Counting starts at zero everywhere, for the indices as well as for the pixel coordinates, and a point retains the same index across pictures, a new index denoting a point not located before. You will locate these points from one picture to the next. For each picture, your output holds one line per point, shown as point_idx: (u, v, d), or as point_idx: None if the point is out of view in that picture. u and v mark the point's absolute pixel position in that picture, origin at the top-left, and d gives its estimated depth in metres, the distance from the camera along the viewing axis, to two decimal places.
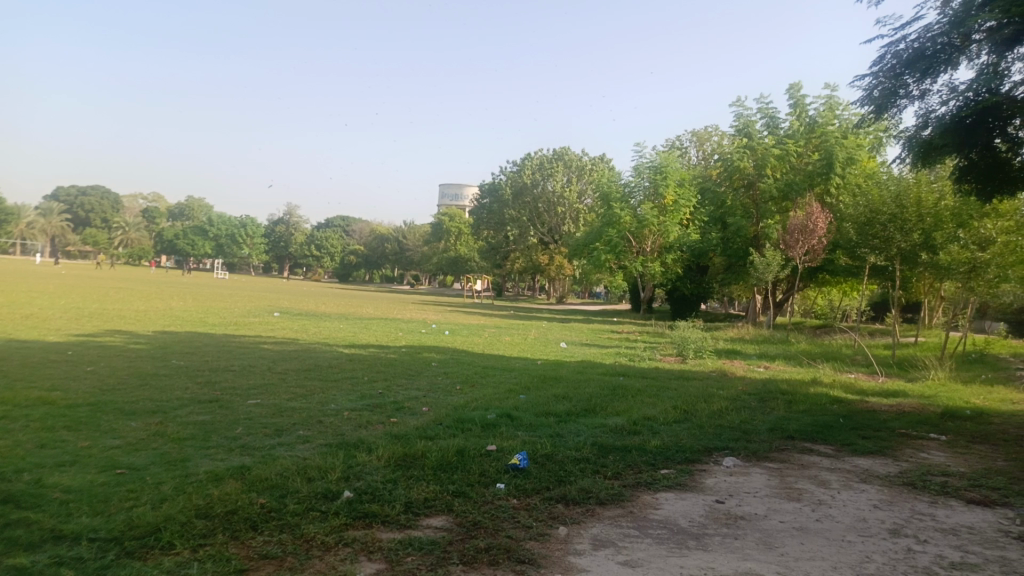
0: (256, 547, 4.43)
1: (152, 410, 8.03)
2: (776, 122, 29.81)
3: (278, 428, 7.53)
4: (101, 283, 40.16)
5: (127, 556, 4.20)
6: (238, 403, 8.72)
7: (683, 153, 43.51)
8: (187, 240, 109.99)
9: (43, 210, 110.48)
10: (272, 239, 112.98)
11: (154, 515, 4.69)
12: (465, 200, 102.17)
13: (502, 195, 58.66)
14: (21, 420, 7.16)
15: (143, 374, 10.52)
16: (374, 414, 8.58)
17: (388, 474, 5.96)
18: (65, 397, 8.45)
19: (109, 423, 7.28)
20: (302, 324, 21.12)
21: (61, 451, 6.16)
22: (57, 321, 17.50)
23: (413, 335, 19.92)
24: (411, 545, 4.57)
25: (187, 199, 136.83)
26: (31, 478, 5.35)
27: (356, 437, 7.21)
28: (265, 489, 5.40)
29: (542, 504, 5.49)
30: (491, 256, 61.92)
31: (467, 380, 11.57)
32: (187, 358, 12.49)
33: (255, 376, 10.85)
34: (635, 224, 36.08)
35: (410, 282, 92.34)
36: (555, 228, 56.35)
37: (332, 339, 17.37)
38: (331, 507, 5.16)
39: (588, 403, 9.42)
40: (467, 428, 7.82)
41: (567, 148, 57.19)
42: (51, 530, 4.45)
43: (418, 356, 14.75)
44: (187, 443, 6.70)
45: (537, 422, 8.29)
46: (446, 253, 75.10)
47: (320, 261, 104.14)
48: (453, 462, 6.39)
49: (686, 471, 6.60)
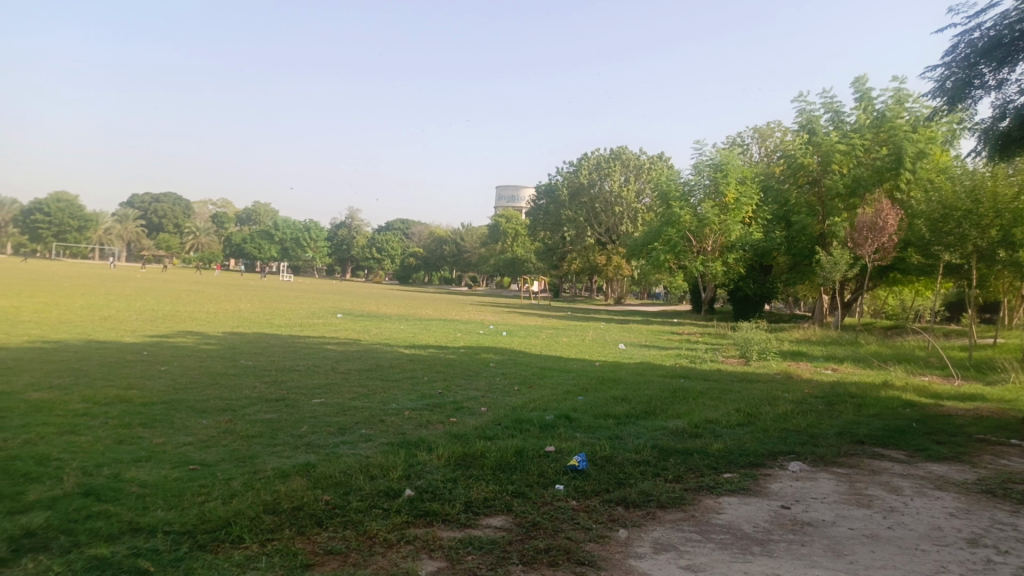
0: (322, 543, 4.54)
1: (222, 408, 8.32)
2: (841, 116, 29.04)
3: (341, 426, 7.70)
4: (173, 286, 41.90)
5: (199, 549, 4.36)
6: (303, 403, 8.95)
7: (744, 150, 42.59)
8: (254, 244, 113.68)
9: (120, 217, 116.01)
10: (334, 242, 115.73)
11: (225, 510, 4.85)
12: (521, 201, 102.34)
13: (558, 196, 58.59)
14: (101, 417, 7.51)
15: (213, 373, 10.90)
16: (433, 413, 8.68)
17: (448, 473, 6.02)
18: (141, 395, 8.83)
19: (182, 421, 7.57)
20: (363, 326, 21.50)
21: (137, 447, 6.42)
22: (133, 322, 18.29)
23: (471, 336, 20.04)
24: (471, 544, 4.61)
25: (254, 203, 141.46)
26: (110, 473, 5.61)
27: (417, 437, 7.31)
28: (330, 486, 5.53)
29: (601, 506, 5.46)
30: (548, 257, 61.74)
31: (525, 381, 11.60)
32: (254, 358, 12.89)
33: (319, 376, 11.11)
34: (695, 223, 35.55)
35: (469, 284, 93.29)
36: (613, 229, 55.90)
37: (392, 340, 17.65)
38: (393, 505, 5.24)
39: (647, 406, 9.31)
40: (525, 429, 7.84)
41: (624, 147, 56.67)
42: (129, 522, 4.65)
43: (477, 357, 14.82)
44: (255, 440, 6.91)
45: (596, 424, 8.25)
46: (503, 254, 75.36)
47: (381, 263, 106.08)
48: (512, 462, 6.41)
49: (750, 475, 6.46)
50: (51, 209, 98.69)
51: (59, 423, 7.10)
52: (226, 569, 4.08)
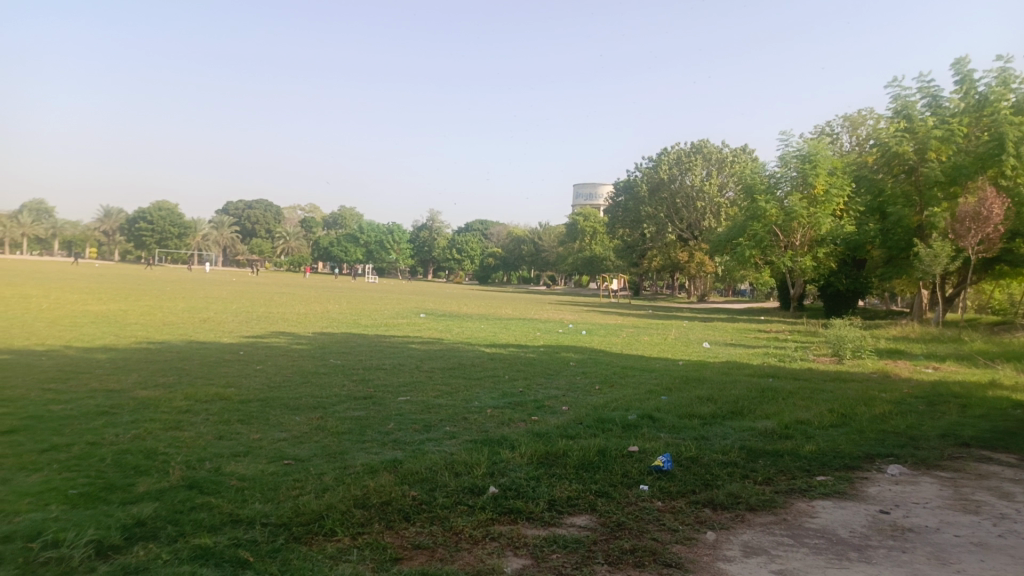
0: (409, 538, 4.64)
1: (313, 405, 8.63)
2: (939, 101, 27.55)
3: (426, 423, 7.86)
4: (263, 289, 43.77)
5: (295, 541, 4.54)
6: (389, 400, 9.18)
7: (834, 140, 40.88)
8: (341, 247, 117.75)
9: (216, 223, 122.30)
10: (416, 244, 118.04)
11: (318, 504, 5.03)
12: (600, 199, 101.60)
13: (637, 192, 57.83)
14: (202, 414, 7.94)
15: (305, 372, 11.30)
16: (515, 411, 8.72)
17: (531, 472, 6.04)
18: (239, 393, 9.28)
19: (277, 417, 7.91)
20: (445, 325, 21.85)
21: (236, 443, 6.74)
22: (230, 324, 19.25)
23: (552, 335, 20.03)
24: (556, 543, 4.61)
25: (339, 209, 146.29)
26: (212, 467, 5.91)
27: (500, 435, 7.36)
28: (416, 482, 5.65)
29: (688, 507, 5.36)
30: (627, 254, 61.06)
31: (607, 380, 11.51)
32: (342, 357, 13.30)
33: (404, 374, 11.39)
34: (782, 217, 34.40)
35: (548, 283, 93.44)
36: (695, 224, 54.74)
37: (474, 339, 17.88)
38: (477, 501, 5.31)
39: (735, 406, 9.07)
40: (608, 428, 7.79)
41: (706, 141, 55.36)
42: (229, 513, 4.89)
43: (557, 356, 14.79)
44: (345, 436, 7.14)
45: (681, 424, 8.10)
46: (582, 253, 74.88)
47: (461, 264, 107.45)
48: (596, 462, 6.38)
49: (845, 478, 6.21)
50: (154, 218, 105.24)
51: (165, 420, 7.53)
52: (319, 560, 4.23)
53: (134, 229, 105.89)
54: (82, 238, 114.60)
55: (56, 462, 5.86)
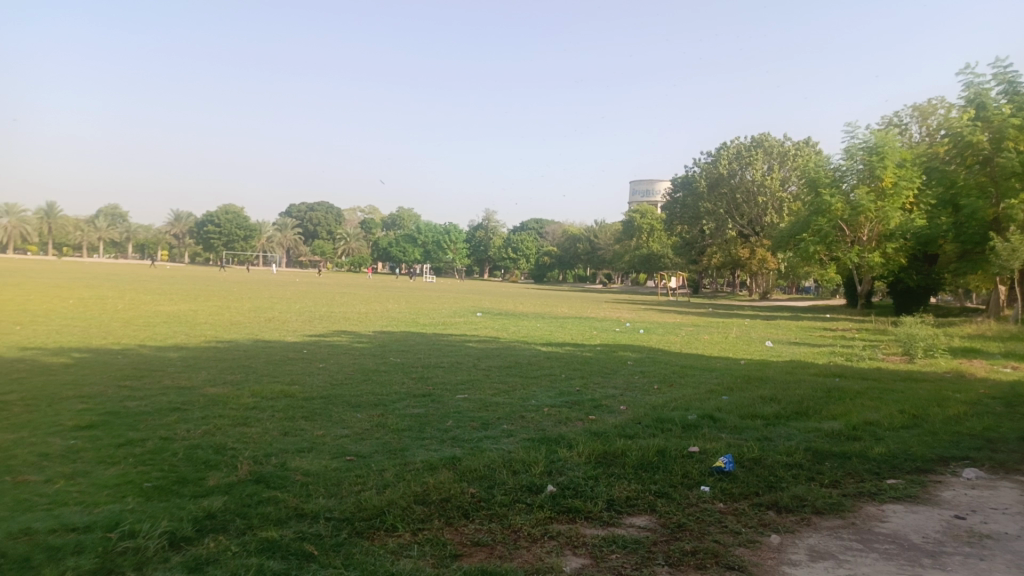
0: (469, 534, 4.68)
1: (374, 402, 8.78)
2: (1016, 87, 26.24)
3: (484, 421, 7.91)
4: (325, 289, 44.80)
5: (357, 535, 4.62)
6: (447, 398, 9.26)
7: (902, 131, 39.39)
8: (399, 248, 119.60)
9: (280, 226, 125.80)
10: (472, 243, 118.80)
11: (379, 499, 5.12)
12: (657, 195, 100.35)
13: (696, 188, 56.90)
14: (269, 410, 8.17)
15: (365, 370, 11.51)
16: (572, 410, 8.69)
17: (589, 471, 6.01)
18: (303, 390, 9.51)
19: (339, 414, 8.07)
20: (502, 324, 21.94)
21: (300, 439, 6.92)
22: (294, 323, 19.77)
23: (610, 334, 19.87)
24: (615, 543, 4.58)
25: (397, 210, 148.61)
26: (278, 462, 6.08)
27: (557, 433, 7.35)
28: (474, 479, 5.69)
29: (751, 509, 5.25)
30: (686, 252, 60.13)
31: (666, 379, 11.35)
32: (402, 356, 13.48)
33: (462, 372, 11.49)
34: (848, 211, 33.37)
35: (604, 282, 92.81)
36: (757, 220, 53.49)
37: (531, 337, 17.91)
38: (536, 500, 5.31)
39: (799, 406, 8.83)
40: (667, 428, 7.69)
41: (767, 134, 54.15)
42: (294, 508, 5.01)
43: (615, 355, 14.69)
44: (404, 433, 7.25)
45: (743, 424, 7.94)
46: (639, 250, 74.08)
47: (516, 263, 107.65)
48: (655, 462, 6.31)
49: (917, 481, 5.97)
50: (221, 221, 109.25)
51: (233, 416, 7.79)
52: (380, 555, 4.30)
53: (203, 232, 110.06)
54: (154, 241, 119.47)
55: (132, 456, 6.12)
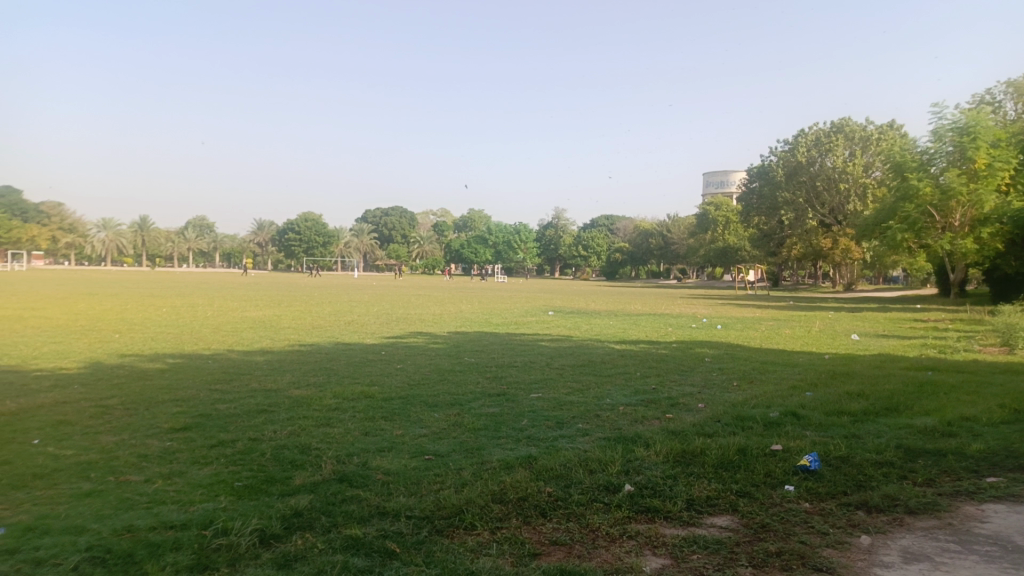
0: (547, 533, 4.69)
1: (450, 402, 8.91)
2: None
3: (559, 420, 7.90)
4: (401, 291, 45.76)
5: (437, 533, 4.70)
6: (522, 397, 9.30)
7: (996, 109, 37.18)
8: (471, 248, 120.82)
9: (356, 231, 129.16)
10: (543, 242, 118.83)
11: (457, 498, 5.19)
12: (731, 186, 97.92)
13: (773, 178, 55.24)
14: (350, 411, 8.41)
15: (441, 370, 11.70)
16: (648, 409, 8.59)
17: (667, 470, 5.93)
18: (382, 391, 9.75)
19: (417, 414, 8.23)
20: (576, 322, 21.86)
21: (380, 438, 7.08)
22: (372, 326, 20.31)
23: (686, 330, 19.52)
24: (695, 543, 4.50)
25: (468, 212, 150.24)
26: (360, 461, 6.25)
27: (633, 432, 7.27)
28: (551, 478, 5.69)
29: (839, 509, 5.06)
30: (764, 243, 58.44)
31: (745, 376, 11.06)
32: (476, 355, 13.61)
33: (536, 371, 11.53)
34: (938, 196, 31.60)
35: (679, 277, 91.21)
36: (838, 208, 51.36)
37: (605, 335, 17.79)
38: (613, 499, 5.27)
39: (889, 402, 8.45)
40: (748, 426, 7.49)
41: (848, 118, 52.16)
42: (377, 506, 5.13)
43: (691, 351, 14.42)
44: (480, 432, 7.32)
45: (828, 421, 7.66)
46: (714, 244, 72.49)
47: (588, 260, 107.04)
48: (736, 460, 6.17)
49: (1021, 480, 5.62)
50: (302, 229, 113.28)
51: (317, 416, 8.06)
52: (461, 553, 4.36)
53: (285, 240, 114.36)
54: (240, 250, 124.77)
55: (224, 456, 6.41)
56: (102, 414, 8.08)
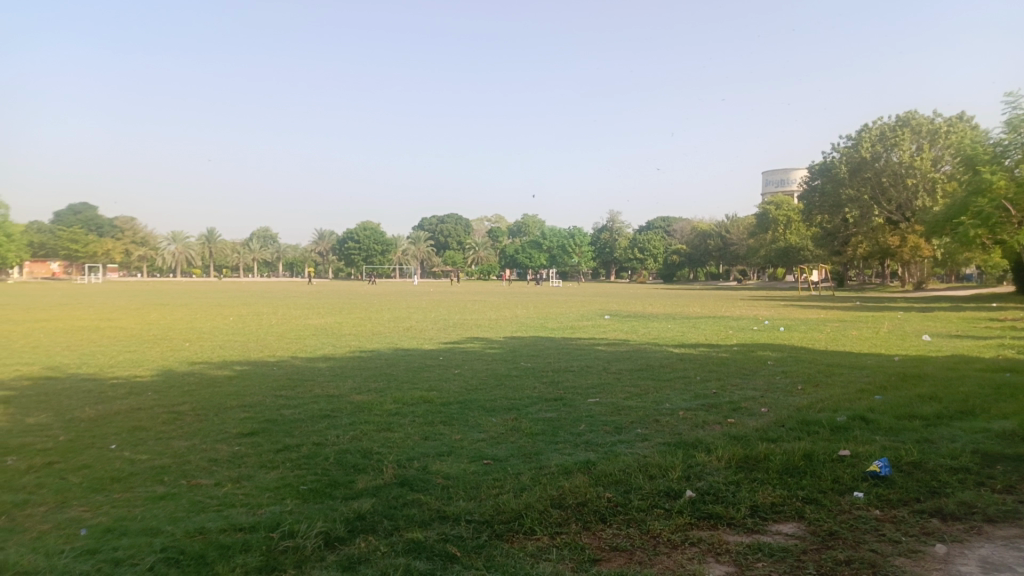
0: (607, 539, 4.66)
1: (508, 407, 8.94)
2: None
3: (617, 425, 7.84)
4: (457, 297, 46.24)
5: (498, 538, 4.72)
6: (580, 402, 9.27)
7: None
8: (526, 253, 121.13)
9: (413, 239, 131.01)
10: (599, 245, 118.19)
11: (517, 503, 5.20)
12: (792, 184, 95.53)
13: (835, 175, 53.66)
14: (410, 415, 8.53)
15: (498, 375, 11.75)
16: (709, 413, 8.44)
17: (730, 475, 5.82)
18: (440, 395, 9.86)
19: (475, 418, 8.30)
20: (633, 326, 21.63)
21: (440, 443, 7.16)
22: (429, 331, 20.55)
23: (747, 333, 19.09)
24: (761, 550, 4.40)
25: (523, 217, 150.59)
26: (420, 465, 6.33)
27: (694, 438, 7.15)
28: (610, 484, 5.66)
29: (912, 517, 4.88)
30: (828, 242, 56.80)
31: (810, 379, 10.76)
32: (533, 360, 13.62)
33: (593, 376, 11.47)
34: (1014, 189, 30.12)
35: (739, 278, 89.32)
36: (906, 204, 49.59)
37: (663, 339, 17.56)
38: (674, 505, 5.20)
39: (964, 404, 8.10)
40: (814, 431, 7.29)
41: (914, 111, 50.33)
42: (437, 510, 5.19)
43: (752, 354, 14.12)
44: (539, 437, 7.32)
45: (899, 426, 7.38)
46: (775, 244, 70.78)
47: (644, 263, 106.04)
48: (801, 466, 6.01)
49: None
50: (361, 238, 115.71)
51: (378, 421, 8.20)
52: (521, 558, 4.37)
53: (344, 249, 116.96)
54: (302, 260, 128.28)
55: (290, 460, 6.60)
56: (174, 420, 8.40)
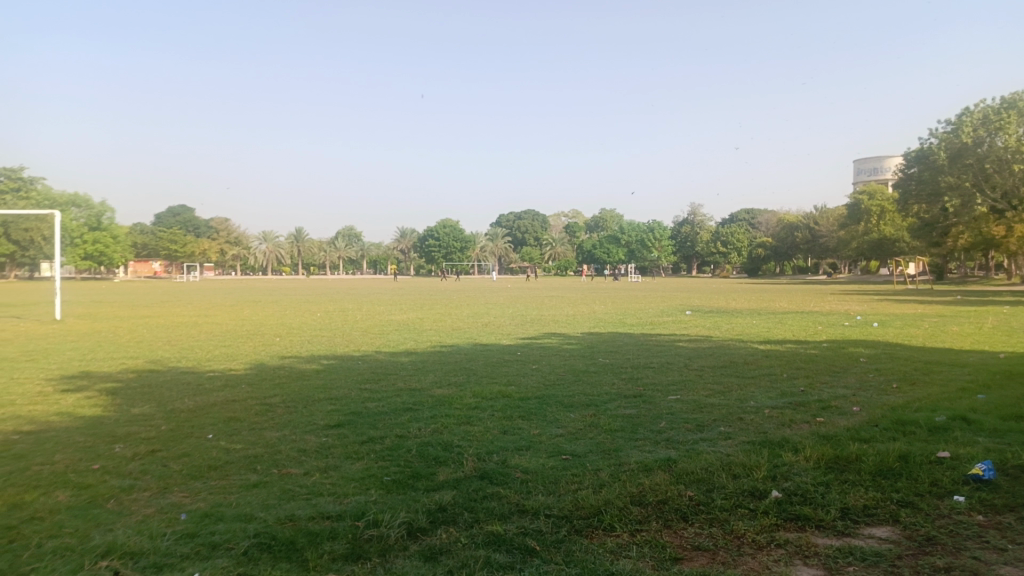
0: (689, 538, 4.58)
1: (586, 403, 8.92)
2: None
3: (699, 423, 7.68)
4: (536, 293, 46.39)
5: (576, 533, 4.72)
6: (660, 399, 9.13)
7: None
8: (605, 249, 120.39)
9: (492, 235, 132.20)
10: (679, 240, 116.13)
11: (596, 499, 5.18)
12: (885, 173, 91.28)
13: (933, 162, 50.85)
14: (489, 410, 8.63)
15: (577, 371, 11.72)
16: (796, 412, 8.17)
17: (819, 476, 5.61)
18: (519, 390, 9.92)
19: (553, 413, 8.31)
20: (716, 322, 21.18)
21: (519, 437, 7.20)
22: (508, 326, 20.70)
23: (836, 329, 18.31)
24: (852, 555, 4.23)
25: (602, 212, 149.42)
26: (500, 459, 6.39)
27: (781, 437, 6.93)
28: (692, 482, 5.55)
29: (1019, 524, 4.57)
30: (924, 233, 53.98)
31: (905, 377, 10.23)
32: (612, 356, 13.52)
33: (674, 372, 11.29)
34: None
35: (827, 271, 85.98)
36: (1013, 191, 45.62)
37: (747, 335, 17.11)
38: (760, 506, 5.06)
39: None
40: (910, 431, 6.94)
41: (1022, 92, 46.90)
42: (517, 504, 5.23)
43: (842, 351, 13.56)
44: (617, 434, 7.26)
45: (1006, 427, 6.93)
46: (867, 236, 67.77)
47: (727, 257, 103.56)
48: (896, 468, 5.73)
49: None
50: (441, 235, 117.70)
51: (458, 415, 8.33)
52: (600, 554, 4.36)
53: (425, 246, 119.42)
54: (385, 257, 131.59)
55: (374, 452, 6.78)
56: (266, 411, 8.78)
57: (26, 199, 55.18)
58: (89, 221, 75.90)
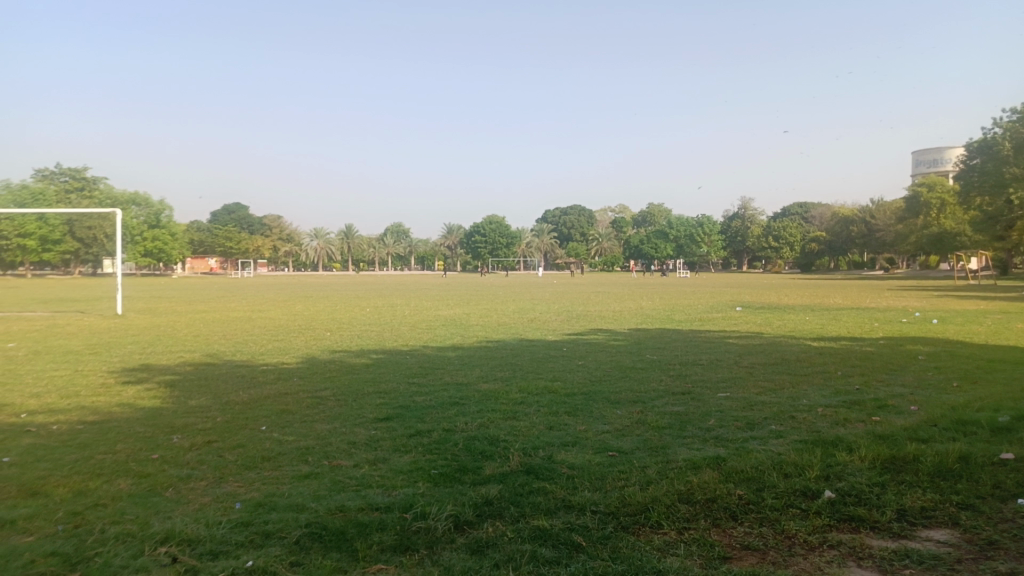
0: (737, 537, 4.52)
1: (633, 399, 8.86)
2: None
3: (749, 421, 7.55)
4: (583, 289, 46.17)
5: (623, 530, 4.69)
6: (708, 396, 9.01)
7: None
8: (652, 244, 119.18)
9: (539, 231, 132.03)
10: (729, 234, 114.14)
11: (643, 495, 5.15)
12: (946, 164, 88.07)
13: (997, 152, 48.83)
14: (535, 405, 8.65)
15: (623, 367, 11.64)
16: (851, 410, 7.96)
17: (874, 476, 5.47)
18: (564, 386, 9.92)
19: (600, 409, 8.28)
20: (767, 318, 20.77)
21: (565, 433, 7.19)
22: (555, 322, 20.67)
23: (893, 326, 17.79)
24: (908, 557, 4.11)
25: (650, 207, 147.80)
26: (546, 455, 6.39)
27: (834, 435, 6.77)
28: (742, 481, 5.47)
29: None
30: (988, 226, 51.94)
31: (966, 376, 9.87)
32: (659, 352, 13.41)
33: (723, 369, 11.13)
34: None
35: (884, 267, 83.39)
36: None
37: (800, 332, 16.74)
38: (811, 506, 4.95)
39: None
40: (972, 431, 6.69)
41: None
42: (563, 499, 5.23)
43: (900, 349, 13.15)
44: (666, 431, 7.19)
45: None
46: (926, 230, 65.54)
47: (779, 252, 101.43)
48: (956, 469, 5.54)
49: None
50: (487, 231, 118.17)
51: (505, 410, 8.35)
52: (647, 551, 4.33)
53: (472, 242, 120.10)
54: (432, 253, 132.74)
55: (421, 445, 6.87)
56: (317, 404, 8.97)
57: (91, 198, 57.38)
58: (149, 219, 78.66)
